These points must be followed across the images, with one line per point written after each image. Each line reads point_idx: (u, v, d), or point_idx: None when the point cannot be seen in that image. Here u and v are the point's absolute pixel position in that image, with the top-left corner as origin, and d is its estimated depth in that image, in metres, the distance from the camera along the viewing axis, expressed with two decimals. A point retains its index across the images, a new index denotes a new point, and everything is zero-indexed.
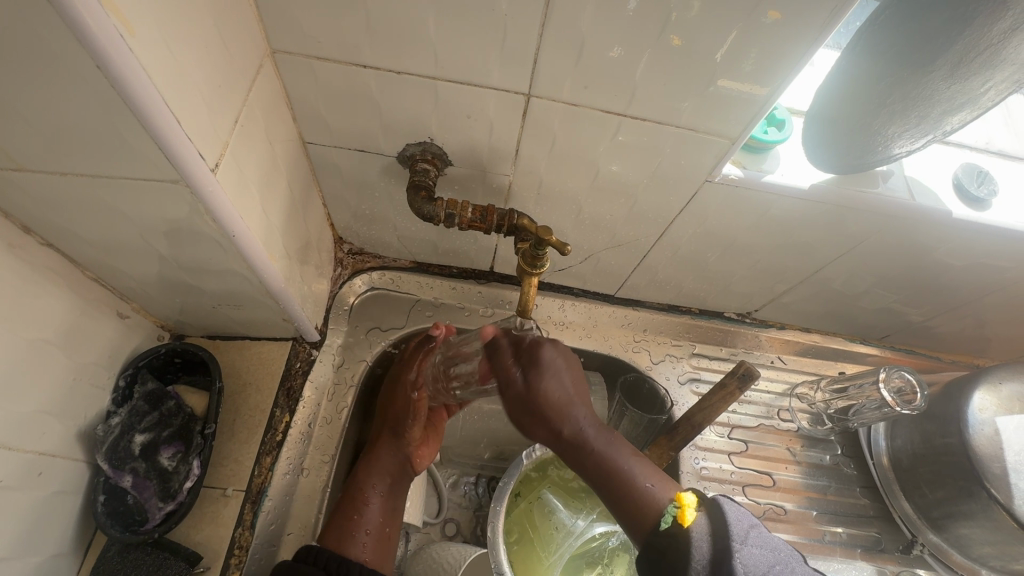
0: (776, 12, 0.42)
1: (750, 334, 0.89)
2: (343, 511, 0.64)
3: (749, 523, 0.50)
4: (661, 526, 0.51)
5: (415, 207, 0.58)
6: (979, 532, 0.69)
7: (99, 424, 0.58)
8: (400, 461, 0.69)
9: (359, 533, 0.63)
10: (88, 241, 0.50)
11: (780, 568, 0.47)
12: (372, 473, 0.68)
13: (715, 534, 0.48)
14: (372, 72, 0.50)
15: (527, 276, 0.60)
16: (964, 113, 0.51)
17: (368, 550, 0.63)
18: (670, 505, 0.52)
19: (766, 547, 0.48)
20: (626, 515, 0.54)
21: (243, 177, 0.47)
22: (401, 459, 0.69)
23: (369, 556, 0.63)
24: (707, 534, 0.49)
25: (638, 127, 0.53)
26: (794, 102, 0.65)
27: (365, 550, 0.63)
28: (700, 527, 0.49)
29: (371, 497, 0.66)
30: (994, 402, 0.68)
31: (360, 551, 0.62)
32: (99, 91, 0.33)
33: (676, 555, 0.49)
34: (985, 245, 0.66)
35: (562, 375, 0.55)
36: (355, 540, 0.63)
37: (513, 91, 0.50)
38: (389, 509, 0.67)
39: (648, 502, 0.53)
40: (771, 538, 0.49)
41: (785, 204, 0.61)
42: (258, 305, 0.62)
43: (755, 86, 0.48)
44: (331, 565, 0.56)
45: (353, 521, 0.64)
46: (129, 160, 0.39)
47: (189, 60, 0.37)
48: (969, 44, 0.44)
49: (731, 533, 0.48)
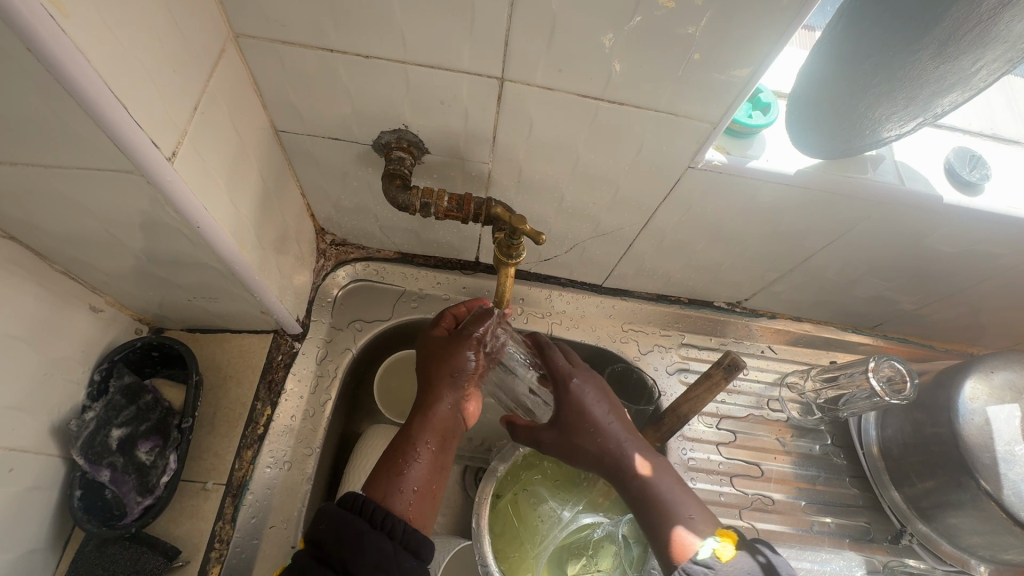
0: None
1: (741, 324, 0.88)
2: (385, 465, 0.53)
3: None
4: (698, 557, 0.51)
5: (390, 196, 0.57)
6: (968, 522, 0.68)
7: (74, 419, 0.57)
8: (458, 416, 0.57)
9: (404, 488, 0.51)
10: (52, 233, 0.49)
11: None
12: (424, 425, 0.55)
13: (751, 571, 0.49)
14: (340, 57, 0.48)
15: (503, 267, 0.57)
16: (954, 94, 0.49)
17: (413, 509, 0.51)
18: (712, 538, 0.53)
19: None
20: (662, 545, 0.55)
21: (207, 167, 0.45)
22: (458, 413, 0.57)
23: (415, 517, 0.51)
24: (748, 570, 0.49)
25: (617, 111, 0.51)
26: (780, 85, 0.63)
27: (411, 510, 0.51)
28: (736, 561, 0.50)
29: (420, 453, 0.53)
30: (985, 390, 0.67)
31: (405, 509, 0.50)
32: (37, 76, 0.32)
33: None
34: (976, 232, 0.64)
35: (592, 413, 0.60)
36: (400, 496, 0.50)
37: (486, 75, 0.49)
38: (439, 467, 0.54)
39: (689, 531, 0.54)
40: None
41: (771, 190, 0.59)
42: (234, 298, 0.62)
43: (735, 67, 0.46)
44: (378, 518, 0.48)
45: (401, 476, 0.51)
46: (82, 150, 0.37)
47: (135, 45, 0.35)
48: (956, 21, 0.42)
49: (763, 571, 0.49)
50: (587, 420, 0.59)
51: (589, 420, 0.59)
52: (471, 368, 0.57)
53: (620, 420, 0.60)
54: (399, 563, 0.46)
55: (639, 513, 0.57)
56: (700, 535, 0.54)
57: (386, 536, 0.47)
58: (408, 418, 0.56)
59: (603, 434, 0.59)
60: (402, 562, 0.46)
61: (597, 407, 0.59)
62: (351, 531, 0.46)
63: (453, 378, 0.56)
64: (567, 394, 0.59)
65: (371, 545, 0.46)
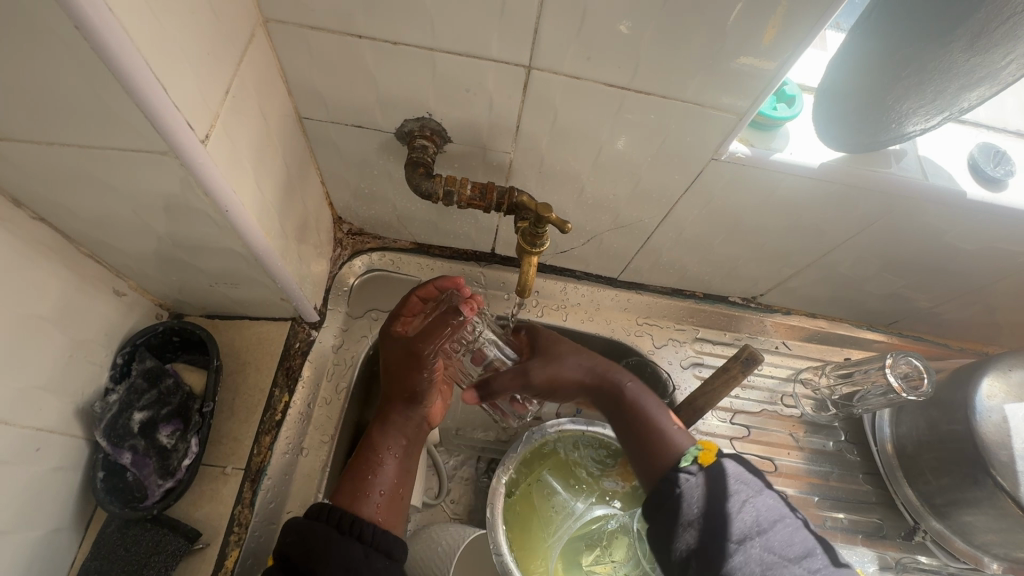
0: None
1: (755, 319, 0.87)
2: (353, 472, 0.58)
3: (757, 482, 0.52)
4: (680, 465, 0.54)
5: (413, 184, 0.57)
6: (983, 519, 0.68)
7: (97, 402, 0.58)
8: (421, 423, 0.63)
9: (372, 493, 0.56)
10: (81, 216, 0.49)
11: (785, 521, 0.49)
12: (387, 434, 0.60)
13: (725, 481, 0.51)
14: (368, 43, 0.48)
15: (527, 255, 0.58)
16: (982, 89, 0.49)
17: (382, 511, 0.56)
18: (692, 447, 0.55)
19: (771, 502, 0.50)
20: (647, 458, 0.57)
21: (236, 151, 0.46)
22: (417, 422, 0.62)
23: (385, 518, 0.56)
24: (717, 480, 0.51)
25: (642, 101, 0.51)
26: (805, 78, 0.63)
27: (380, 512, 0.55)
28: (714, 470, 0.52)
29: (386, 460, 0.59)
30: (1003, 388, 0.67)
31: (374, 512, 0.55)
32: (79, 53, 0.32)
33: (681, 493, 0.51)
34: (998, 229, 0.64)
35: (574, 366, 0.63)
36: (368, 500, 0.55)
37: (514, 63, 0.49)
38: (404, 471, 0.60)
39: (671, 443, 0.56)
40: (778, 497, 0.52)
41: (793, 183, 0.59)
42: (255, 284, 0.62)
43: (765, 58, 0.46)
44: (346, 524, 0.51)
45: (368, 482, 0.57)
46: (118, 130, 0.38)
47: (173, 26, 0.36)
48: (990, 14, 0.42)
49: (739, 480, 0.51)
50: (556, 357, 0.63)
51: (557, 361, 0.63)
52: (427, 381, 0.61)
53: (590, 355, 0.64)
54: (369, 564, 0.49)
55: (635, 437, 0.59)
56: (682, 445, 0.56)
57: (355, 540, 0.50)
58: (371, 427, 0.61)
59: (576, 364, 0.63)
60: (373, 563, 0.50)
61: (563, 347, 0.64)
62: (319, 539, 0.49)
63: (409, 390, 0.61)
64: (538, 336, 0.66)
65: (341, 550, 0.49)
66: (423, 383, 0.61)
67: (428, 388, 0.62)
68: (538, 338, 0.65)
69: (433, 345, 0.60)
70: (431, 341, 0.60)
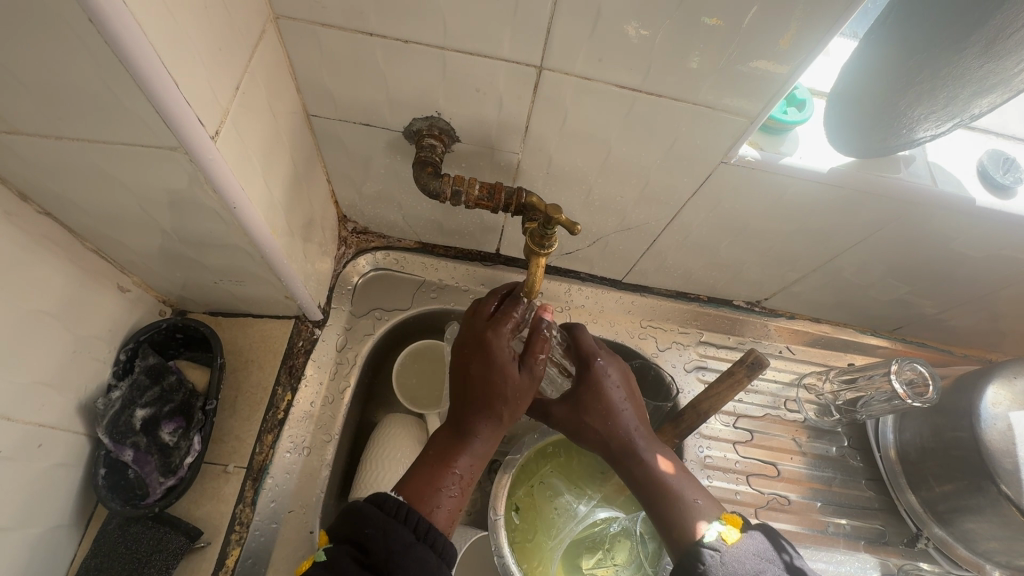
0: None
1: (760, 323, 0.87)
2: (427, 476, 0.50)
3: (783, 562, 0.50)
4: (703, 540, 0.53)
5: (421, 183, 0.56)
6: (986, 527, 0.68)
7: (99, 398, 0.58)
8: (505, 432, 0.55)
9: (444, 499, 0.49)
10: (87, 211, 0.49)
11: None
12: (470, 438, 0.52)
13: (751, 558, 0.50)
14: (378, 40, 0.48)
15: (533, 257, 0.56)
16: (993, 96, 0.49)
17: (447, 519, 0.49)
18: (718, 521, 0.54)
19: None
20: (664, 523, 0.56)
21: (245, 148, 0.46)
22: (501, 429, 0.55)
23: (447, 527, 0.50)
24: (746, 556, 0.50)
25: (652, 104, 0.51)
26: (815, 83, 0.63)
27: (445, 522, 0.49)
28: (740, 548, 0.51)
29: (463, 465, 0.51)
30: (1009, 396, 0.66)
31: (439, 520, 0.49)
32: (91, 45, 0.32)
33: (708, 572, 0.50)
34: (1006, 236, 0.64)
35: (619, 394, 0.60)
36: (439, 507, 0.49)
37: (524, 63, 0.48)
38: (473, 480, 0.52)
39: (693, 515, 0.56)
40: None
41: (801, 188, 0.59)
42: (260, 282, 0.62)
43: (776, 63, 0.46)
44: (422, 530, 0.45)
45: (441, 488, 0.49)
46: (128, 125, 0.38)
47: (187, 22, 0.36)
48: (1005, 21, 0.42)
49: (764, 557, 0.50)
50: (598, 406, 0.59)
51: (601, 411, 0.59)
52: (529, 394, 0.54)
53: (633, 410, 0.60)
54: None
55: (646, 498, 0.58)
56: (706, 520, 0.55)
57: (430, 549, 0.44)
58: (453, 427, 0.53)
59: (619, 415, 0.59)
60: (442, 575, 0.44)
61: (610, 394, 0.59)
62: (397, 542, 0.43)
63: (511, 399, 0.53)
64: (589, 372, 0.60)
65: (416, 558, 0.43)
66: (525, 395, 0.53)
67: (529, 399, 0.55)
68: (592, 377, 0.59)
69: (535, 370, 0.53)
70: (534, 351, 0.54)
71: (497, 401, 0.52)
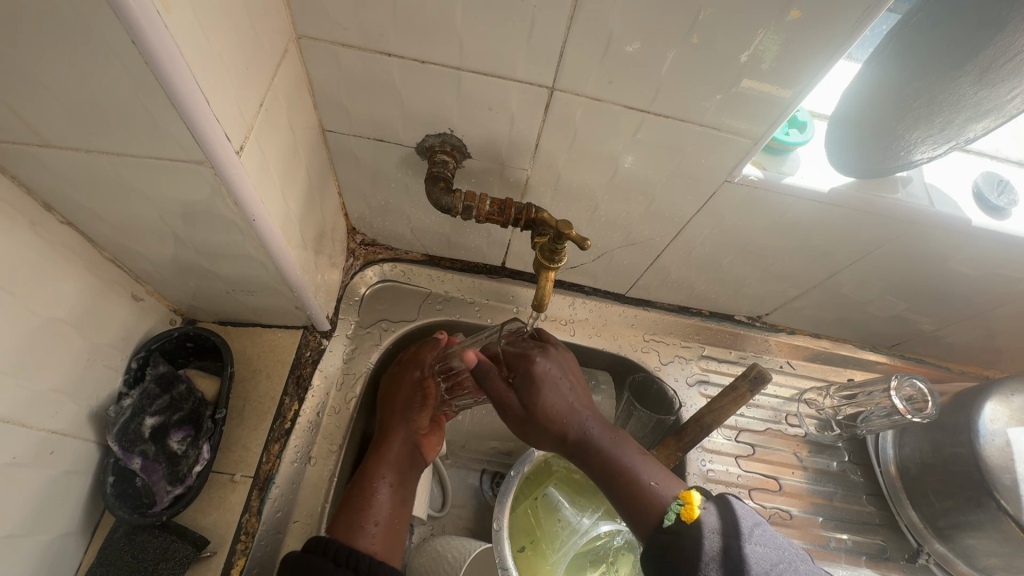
0: (837, 18, 0.42)
1: (760, 338, 0.88)
2: (350, 505, 0.62)
3: (754, 521, 0.50)
4: (663, 523, 0.50)
5: (433, 198, 0.58)
6: (986, 543, 0.68)
7: (111, 405, 0.58)
8: (407, 450, 0.68)
9: (370, 524, 0.61)
10: (106, 221, 0.50)
11: (784, 566, 0.47)
12: (382, 465, 0.66)
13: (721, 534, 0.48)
14: (396, 61, 0.50)
15: (544, 271, 0.59)
16: (988, 120, 0.51)
17: (378, 541, 0.61)
18: (675, 501, 0.51)
19: (769, 546, 0.48)
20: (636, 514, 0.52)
21: (266, 162, 0.47)
22: (411, 448, 0.69)
23: (382, 550, 0.61)
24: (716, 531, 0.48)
25: (659, 124, 0.53)
26: (815, 105, 0.65)
27: (375, 543, 0.60)
28: (711, 522, 0.49)
29: (382, 489, 0.65)
30: (1006, 412, 0.67)
31: (370, 542, 0.60)
32: (128, 63, 0.33)
33: (680, 553, 0.48)
34: (1002, 254, 0.65)
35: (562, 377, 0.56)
36: (364, 531, 0.60)
37: (536, 84, 0.50)
38: (398, 501, 0.65)
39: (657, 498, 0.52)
40: (775, 537, 0.49)
41: (802, 207, 0.60)
42: (271, 293, 0.63)
43: (779, 87, 0.48)
44: (343, 557, 0.54)
45: (365, 513, 0.62)
46: (158, 139, 0.39)
47: (219, 43, 0.37)
48: (998, 50, 0.44)
49: (738, 529, 0.48)
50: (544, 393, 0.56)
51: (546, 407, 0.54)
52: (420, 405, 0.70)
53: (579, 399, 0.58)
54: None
55: (608, 490, 0.54)
56: (670, 498, 0.51)
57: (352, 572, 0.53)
58: (367, 458, 0.67)
59: (559, 398, 0.55)
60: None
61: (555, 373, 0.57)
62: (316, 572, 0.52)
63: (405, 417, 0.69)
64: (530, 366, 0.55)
65: None
66: (416, 407, 0.70)
67: (418, 407, 0.70)
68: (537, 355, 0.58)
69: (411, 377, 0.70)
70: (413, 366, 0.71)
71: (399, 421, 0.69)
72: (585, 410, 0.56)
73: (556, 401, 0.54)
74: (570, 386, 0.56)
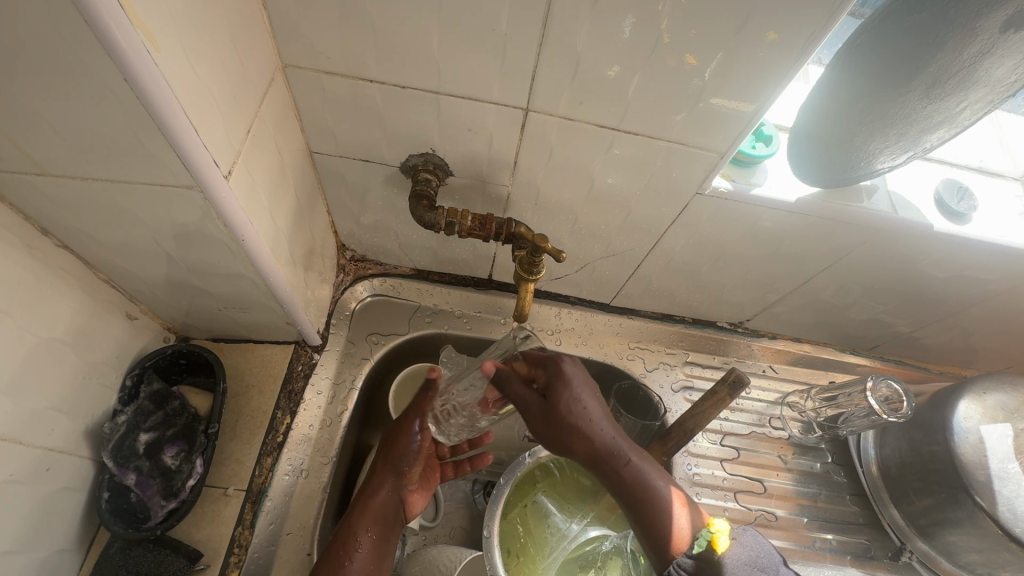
0: (786, 41, 0.45)
1: (743, 343, 0.91)
2: (330, 555, 0.60)
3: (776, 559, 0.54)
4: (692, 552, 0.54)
5: (417, 215, 0.60)
6: (966, 539, 0.70)
7: (106, 423, 0.60)
8: (393, 503, 0.66)
9: None
10: (102, 243, 0.52)
11: None
12: (364, 518, 0.63)
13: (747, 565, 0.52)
14: (378, 86, 0.52)
15: (524, 283, 0.62)
16: (942, 130, 0.54)
17: None
18: (703, 531, 0.55)
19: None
20: (651, 537, 0.56)
21: (254, 185, 0.49)
22: (395, 501, 0.67)
23: None
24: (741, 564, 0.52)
25: (631, 140, 0.55)
26: (781, 119, 0.68)
27: None
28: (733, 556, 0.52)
29: (361, 545, 0.61)
30: (979, 410, 0.69)
31: None
32: (121, 97, 0.35)
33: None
34: (967, 257, 0.68)
35: (585, 383, 0.58)
36: None
37: (512, 106, 0.53)
38: (377, 558, 0.62)
39: (674, 520, 0.56)
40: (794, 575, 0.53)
41: (771, 216, 0.63)
42: (262, 309, 0.64)
43: (742, 103, 0.50)
44: None
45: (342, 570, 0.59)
46: (150, 167, 0.41)
47: (207, 75, 0.40)
48: (940, 67, 0.48)
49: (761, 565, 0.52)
50: (574, 412, 0.56)
51: (575, 411, 0.56)
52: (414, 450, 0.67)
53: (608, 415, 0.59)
54: None
55: (630, 509, 0.57)
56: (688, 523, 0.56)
57: None
58: (351, 508, 0.65)
59: (586, 408, 0.56)
60: None
61: (580, 393, 0.56)
62: None
63: (395, 469, 0.67)
64: (555, 373, 0.56)
65: None
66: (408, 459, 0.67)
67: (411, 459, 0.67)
68: (559, 375, 0.56)
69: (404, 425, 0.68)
70: (411, 414, 0.68)
71: (389, 470, 0.67)
72: (606, 422, 0.58)
73: (583, 405, 0.56)
74: (591, 394, 0.58)
